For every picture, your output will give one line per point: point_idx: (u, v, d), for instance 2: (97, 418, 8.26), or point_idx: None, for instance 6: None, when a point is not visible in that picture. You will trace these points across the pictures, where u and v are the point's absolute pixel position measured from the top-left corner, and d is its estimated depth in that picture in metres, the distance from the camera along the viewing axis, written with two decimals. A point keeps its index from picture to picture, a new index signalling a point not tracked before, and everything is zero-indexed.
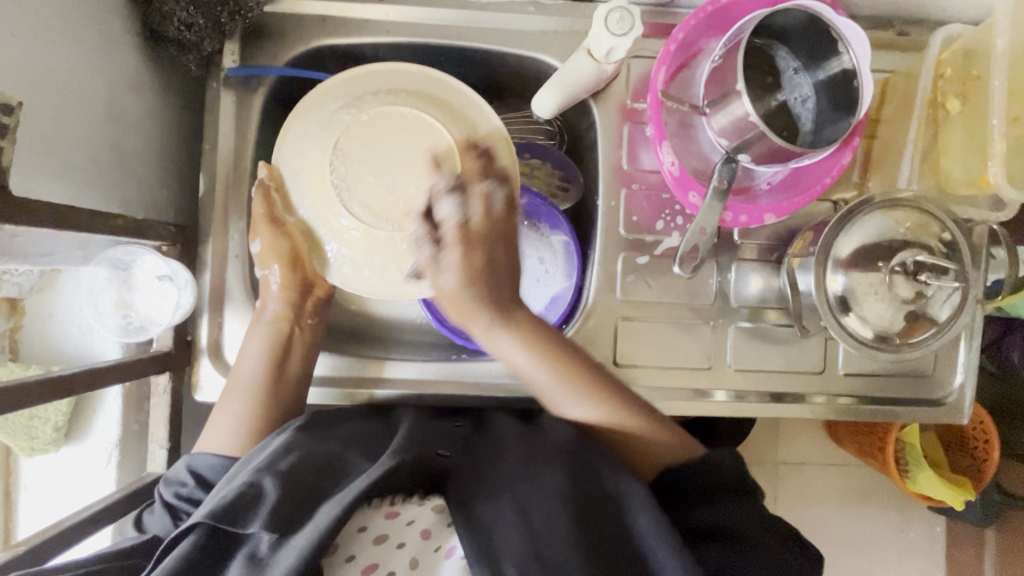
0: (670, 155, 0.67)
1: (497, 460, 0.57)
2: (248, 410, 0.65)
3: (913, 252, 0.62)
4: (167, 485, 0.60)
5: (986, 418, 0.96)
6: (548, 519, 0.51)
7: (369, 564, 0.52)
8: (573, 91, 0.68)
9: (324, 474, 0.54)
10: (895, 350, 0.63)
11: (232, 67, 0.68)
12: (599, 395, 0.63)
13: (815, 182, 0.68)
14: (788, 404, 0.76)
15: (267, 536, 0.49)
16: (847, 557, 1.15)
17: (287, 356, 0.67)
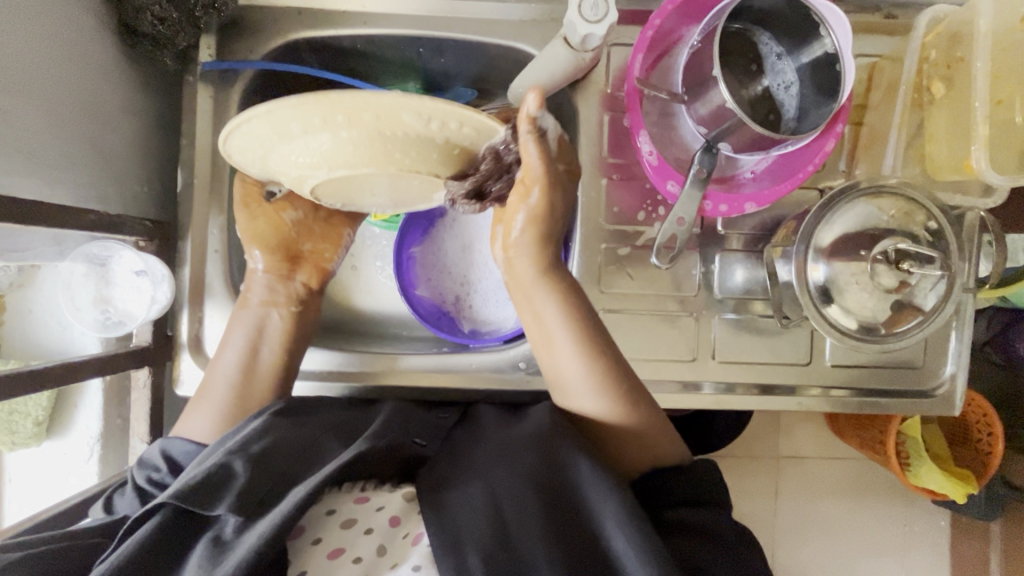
0: (648, 143, 0.66)
1: (472, 450, 0.60)
2: (235, 396, 0.64)
3: (896, 240, 0.60)
4: (139, 469, 0.59)
5: (992, 411, 0.95)
6: (515, 500, 0.52)
7: (334, 549, 0.51)
8: (549, 80, 0.66)
9: (297, 460, 0.55)
10: (880, 340, 0.62)
11: (207, 62, 0.68)
12: (609, 390, 0.60)
13: (798, 169, 0.66)
14: (775, 396, 0.75)
15: (233, 520, 0.49)
16: (846, 550, 1.14)
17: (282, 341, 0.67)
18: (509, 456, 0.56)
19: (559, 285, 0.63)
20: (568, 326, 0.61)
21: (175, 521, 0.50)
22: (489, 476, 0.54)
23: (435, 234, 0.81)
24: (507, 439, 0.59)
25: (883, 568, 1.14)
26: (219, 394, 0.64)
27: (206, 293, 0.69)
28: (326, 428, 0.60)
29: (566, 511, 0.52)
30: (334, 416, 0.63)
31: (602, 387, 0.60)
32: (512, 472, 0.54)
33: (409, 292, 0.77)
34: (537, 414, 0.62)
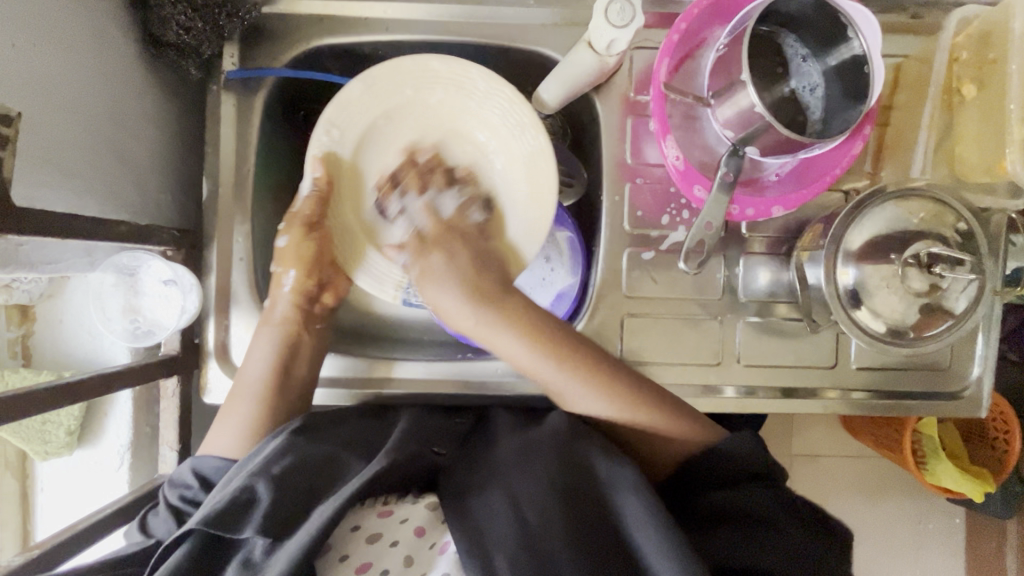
0: (674, 148, 0.65)
1: (486, 457, 0.59)
2: (261, 409, 0.65)
3: (927, 244, 0.60)
4: (171, 489, 0.60)
5: (1006, 408, 0.95)
6: (537, 509, 0.51)
7: (362, 564, 0.52)
8: (574, 84, 0.66)
9: (320, 475, 0.55)
10: (908, 344, 0.62)
11: (231, 70, 0.68)
12: (611, 396, 0.61)
13: (825, 172, 0.66)
14: (799, 399, 0.74)
15: (262, 541, 0.50)
16: (863, 550, 1.14)
17: (290, 358, 0.67)
18: (528, 464, 0.55)
19: (526, 323, 0.61)
20: (538, 355, 0.61)
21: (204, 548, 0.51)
22: (509, 486, 0.53)
23: None
24: (524, 445, 0.58)
25: (900, 567, 1.14)
26: (252, 389, 0.66)
27: (232, 302, 0.69)
28: (345, 443, 0.60)
29: (591, 514, 0.52)
30: (352, 428, 0.64)
31: (603, 390, 0.60)
32: (533, 479, 0.54)
33: None
34: (553, 421, 0.61)
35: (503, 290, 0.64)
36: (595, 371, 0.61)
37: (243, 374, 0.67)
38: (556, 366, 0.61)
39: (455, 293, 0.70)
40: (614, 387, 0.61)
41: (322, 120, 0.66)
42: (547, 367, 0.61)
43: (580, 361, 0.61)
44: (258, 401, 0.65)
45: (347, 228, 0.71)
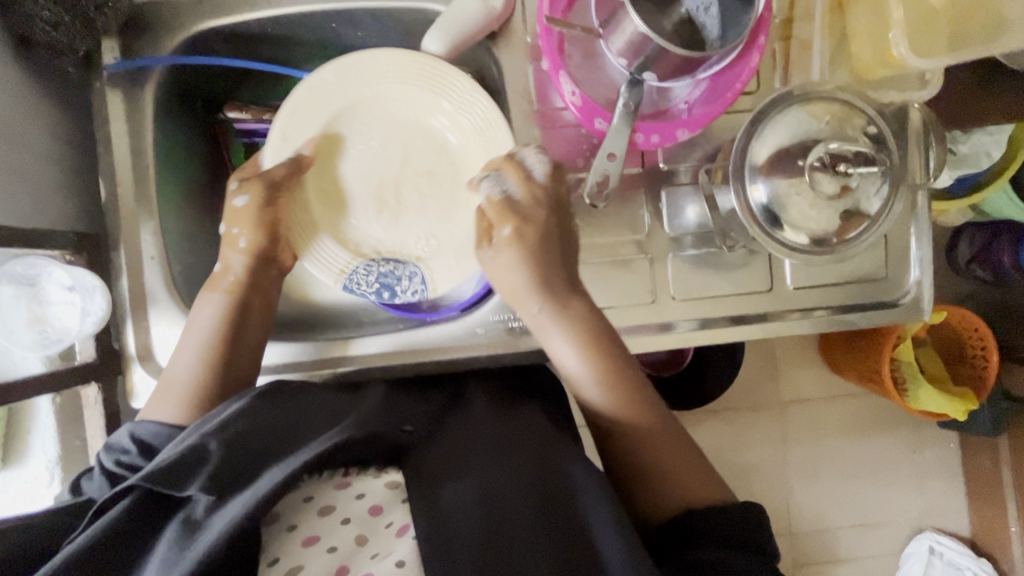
0: (570, 85, 0.65)
1: (458, 442, 0.59)
2: (202, 362, 0.64)
3: (827, 143, 0.58)
4: (108, 452, 0.59)
5: (981, 325, 1.02)
6: (507, 500, 0.52)
7: (310, 537, 0.50)
8: (459, 32, 0.65)
9: (278, 445, 0.53)
10: (829, 249, 0.61)
11: (112, 62, 0.67)
12: (624, 398, 0.63)
13: (726, 89, 0.65)
14: (742, 328, 0.73)
15: (204, 499, 0.48)
16: (863, 484, 1.18)
17: (239, 325, 0.66)
18: (505, 460, 0.57)
19: (582, 314, 0.64)
20: (588, 365, 0.63)
21: (139, 507, 0.49)
22: (482, 476, 0.54)
23: None
24: (500, 443, 0.59)
25: (902, 494, 1.19)
26: (187, 368, 0.64)
27: (149, 302, 0.68)
28: (311, 419, 0.59)
29: (557, 520, 0.52)
30: (321, 403, 0.62)
31: (615, 388, 0.63)
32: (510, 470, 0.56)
33: None
34: (532, 420, 0.65)
35: (571, 287, 0.66)
36: (632, 389, 0.63)
37: (189, 331, 0.66)
38: (602, 375, 0.63)
39: (397, 285, 0.70)
40: (622, 385, 0.63)
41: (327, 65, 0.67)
42: (567, 349, 0.64)
43: (620, 377, 0.63)
44: (197, 360, 0.64)
45: (306, 201, 0.71)
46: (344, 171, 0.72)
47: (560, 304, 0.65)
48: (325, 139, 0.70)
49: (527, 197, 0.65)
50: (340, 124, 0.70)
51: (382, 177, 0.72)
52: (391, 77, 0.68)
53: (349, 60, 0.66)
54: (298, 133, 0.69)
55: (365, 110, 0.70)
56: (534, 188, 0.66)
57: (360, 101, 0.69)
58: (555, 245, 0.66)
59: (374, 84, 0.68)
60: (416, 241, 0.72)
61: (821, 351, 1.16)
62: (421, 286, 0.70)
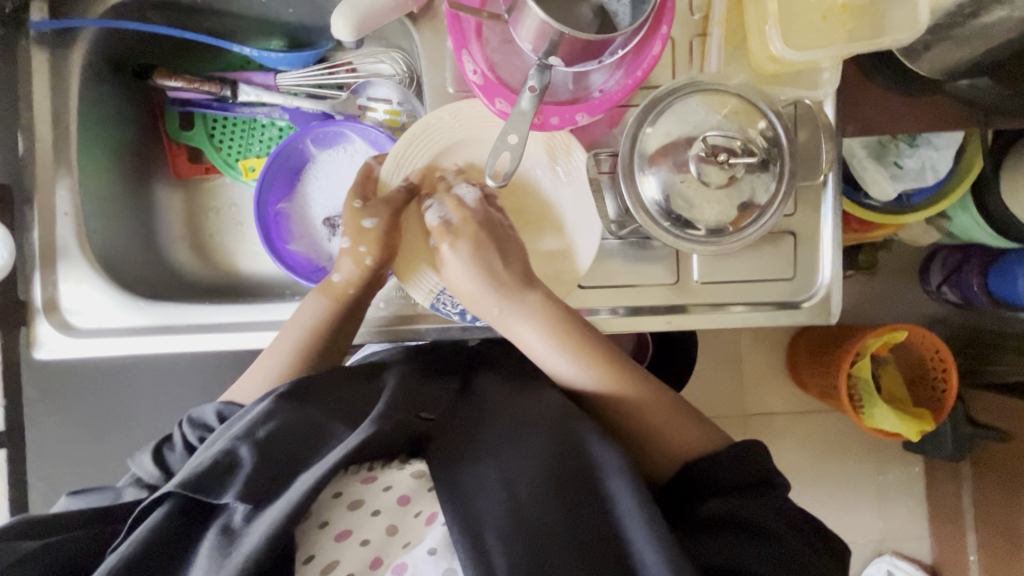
0: (472, 64, 0.64)
1: (483, 429, 0.59)
2: (293, 361, 0.68)
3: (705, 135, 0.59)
4: (191, 426, 0.64)
5: (944, 348, 1.01)
6: (532, 489, 0.52)
7: (343, 531, 0.52)
8: (366, 11, 0.63)
9: (303, 443, 0.57)
10: (717, 241, 0.61)
11: (38, 20, 0.68)
12: (615, 381, 0.64)
13: (629, 76, 0.64)
14: (651, 320, 0.72)
15: (241, 506, 0.51)
16: (815, 499, 1.21)
17: (336, 331, 0.69)
18: (520, 436, 0.57)
19: (544, 309, 0.66)
20: (554, 343, 0.65)
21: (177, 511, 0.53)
22: (502, 461, 0.55)
23: (301, 187, 0.82)
24: (517, 418, 0.60)
25: (860, 512, 1.22)
26: (281, 358, 0.68)
27: (60, 255, 0.69)
28: (335, 409, 0.61)
29: (581, 498, 0.53)
30: (345, 391, 0.64)
31: (608, 369, 0.64)
32: (526, 459, 0.55)
33: (276, 245, 0.78)
34: (544, 395, 0.63)
35: (528, 283, 0.67)
36: (603, 360, 0.65)
37: (287, 327, 0.69)
38: (570, 354, 0.65)
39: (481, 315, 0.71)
40: (628, 376, 0.64)
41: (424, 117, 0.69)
42: (557, 354, 0.65)
43: (586, 344, 0.65)
44: (294, 352, 0.69)
45: (410, 227, 0.70)
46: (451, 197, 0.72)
47: (545, 300, 0.66)
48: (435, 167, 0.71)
49: (459, 216, 0.68)
50: (436, 154, 0.70)
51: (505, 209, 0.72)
52: (476, 115, 0.69)
53: (450, 108, 0.68)
54: (411, 158, 0.70)
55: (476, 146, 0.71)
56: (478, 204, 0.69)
57: (450, 122, 0.69)
58: (502, 253, 0.67)
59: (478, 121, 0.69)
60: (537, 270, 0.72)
61: (790, 366, 1.20)
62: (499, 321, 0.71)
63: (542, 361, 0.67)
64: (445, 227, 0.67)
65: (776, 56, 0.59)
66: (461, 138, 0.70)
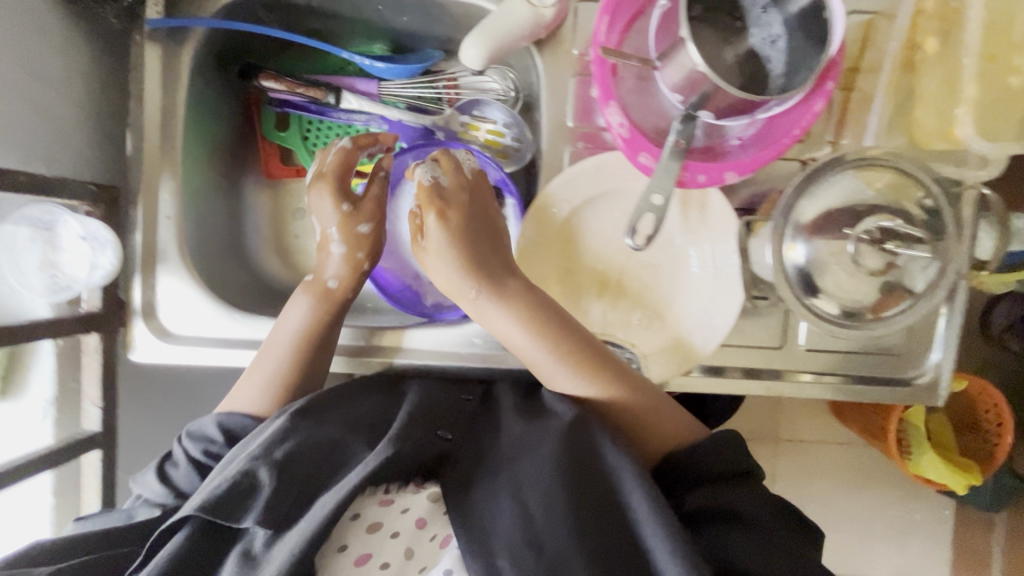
0: (618, 115, 0.59)
1: (499, 447, 0.60)
2: (286, 364, 0.67)
3: (879, 219, 0.56)
4: (192, 442, 0.63)
5: (1001, 401, 0.92)
6: (544, 502, 0.53)
7: (361, 555, 0.55)
8: (503, 40, 0.62)
9: (323, 460, 0.57)
10: (861, 326, 0.58)
11: (154, 17, 0.66)
12: (597, 373, 0.61)
13: (782, 134, 0.60)
14: (749, 383, 0.70)
15: (262, 532, 0.52)
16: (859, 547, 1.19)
17: (327, 329, 0.69)
18: (534, 445, 0.57)
19: (520, 298, 0.63)
20: (533, 336, 0.62)
21: (201, 532, 0.53)
22: (517, 474, 0.56)
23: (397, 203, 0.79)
24: (527, 427, 0.60)
25: None
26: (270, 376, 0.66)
27: (160, 259, 0.68)
28: (347, 421, 0.62)
29: (597, 510, 0.53)
30: (357, 407, 0.64)
31: (592, 373, 0.61)
32: (537, 466, 0.56)
33: None
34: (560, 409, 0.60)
35: (506, 270, 0.65)
36: (593, 368, 0.62)
37: (272, 341, 0.68)
38: (557, 360, 0.62)
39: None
40: (606, 375, 0.62)
41: (559, 176, 0.65)
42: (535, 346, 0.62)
43: (586, 353, 0.62)
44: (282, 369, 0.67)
45: (541, 274, 0.67)
46: (578, 253, 0.67)
47: (525, 291, 0.64)
48: (568, 223, 0.66)
49: (449, 185, 0.68)
50: (567, 211, 0.66)
51: (625, 268, 0.67)
52: (616, 169, 0.65)
53: (589, 159, 0.64)
54: (541, 213, 0.65)
55: (607, 202, 0.66)
56: (455, 180, 0.68)
57: (588, 174, 0.64)
58: (480, 242, 0.66)
59: (620, 177, 0.65)
60: (658, 330, 0.67)
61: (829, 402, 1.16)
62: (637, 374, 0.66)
63: (519, 351, 0.64)
64: (430, 191, 0.67)
65: (954, 138, 0.59)
66: (599, 191, 0.66)
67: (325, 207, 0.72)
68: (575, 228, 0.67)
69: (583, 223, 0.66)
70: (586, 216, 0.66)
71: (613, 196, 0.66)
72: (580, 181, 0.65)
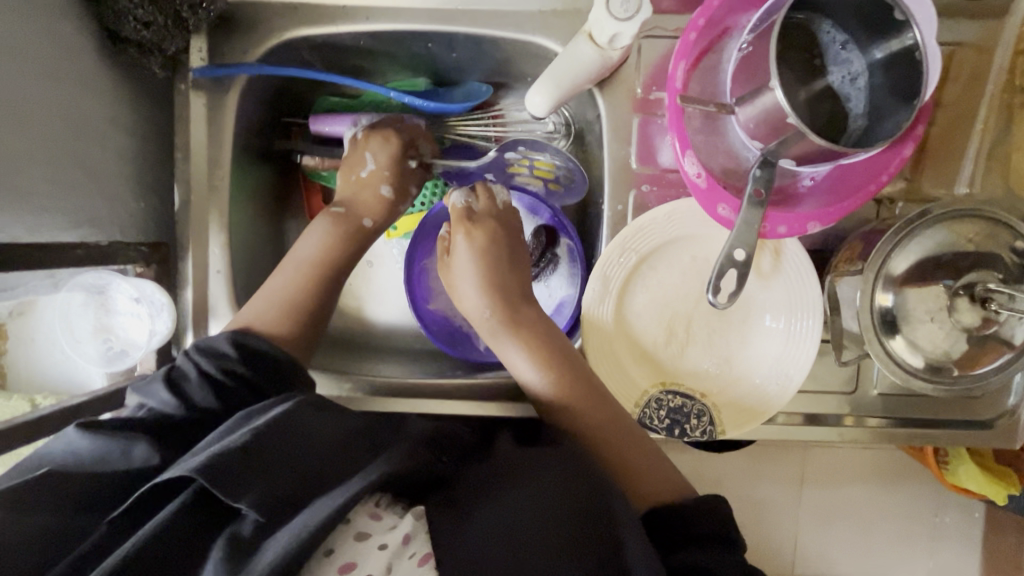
0: (694, 163, 0.57)
1: (489, 474, 0.55)
2: (273, 313, 0.63)
3: (984, 277, 0.54)
4: (201, 354, 0.56)
5: None
6: (543, 525, 0.48)
7: (346, 564, 0.45)
8: (569, 83, 0.58)
9: (328, 458, 0.48)
10: (952, 383, 0.55)
11: (198, 67, 0.63)
12: (572, 384, 0.61)
13: (867, 182, 0.57)
14: (819, 428, 0.68)
15: (253, 518, 0.44)
16: None
17: (321, 295, 0.66)
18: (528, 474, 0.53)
19: (502, 287, 0.67)
20: (521, 342, 0.64)
21: (187, 510, 0.44)
22: (507, 500, 0.51)
23: None
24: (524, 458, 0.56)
25: None
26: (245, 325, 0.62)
27: (211, 315, 0.66)
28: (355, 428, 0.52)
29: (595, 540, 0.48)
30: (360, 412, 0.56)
31: (562, 376, 0.61)
32: (536, 489, 0.51)
33: (421, 308, 0.74)
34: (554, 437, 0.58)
35: (523, 305, 0.67)
36: (567, 365, 0.62)
37: (276, 288, 0.65)
38: (522, 347, 0.64)
39: (686, 424, 0.64)
40: (583, 385, 0.61)
41: (629, 226, 0.62)
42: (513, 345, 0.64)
43: (563, 362, 0.62)
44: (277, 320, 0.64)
45: (606, 326, 0.64)
46: (646, 303, 0.64)
47: (534, 332, 0.64)
48: (637, 273, 0.64)
49: (481, 208, 0.70)
50: (635, 260, 0.63)
51: (692, 316, 0.65)
52: (688, 217, 0.62)
53: (661, 207, 0.62)
54: (610, 261, 0.62)
55: (676, 251, 0.63)
56: (488, 206, 0.70)
57: (659, 222, 0.62)
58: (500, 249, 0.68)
59: (692, 225, 0.62)
60: (718, 377, 0.65)
61: None
62: (711, 425, 0.64)
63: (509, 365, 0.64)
64: (463, 213, 0.69)
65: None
66: (669, 239, 0.63)
67: (373, 155, 0.71)
68: (644, 277, 0.64)
69: (652, 272, 0.64)
70: (654, 266, 0.64)
71: (683, 244, 0.63)
72: (651, 228, 0.62)
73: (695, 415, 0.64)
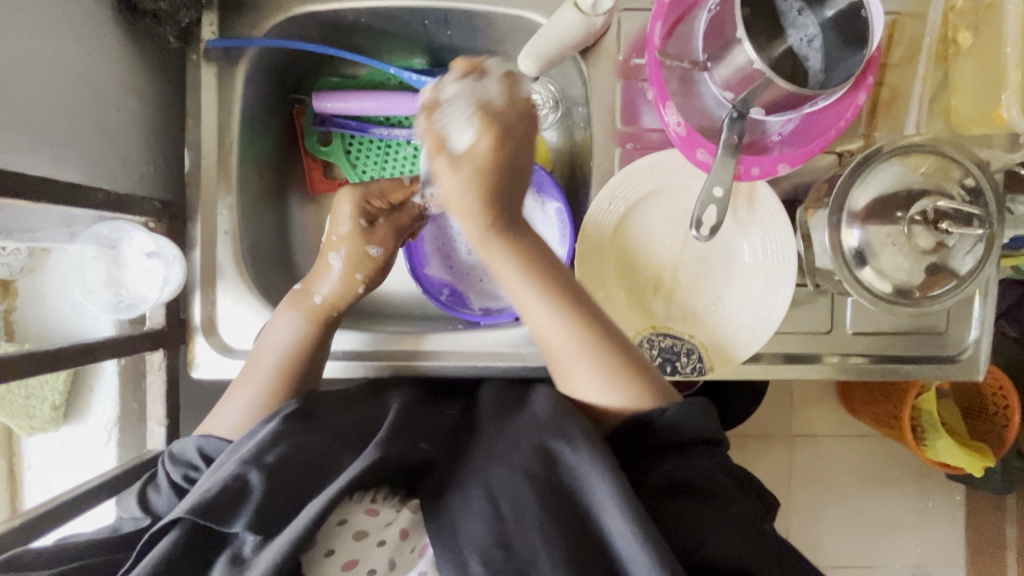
0: (675, 114, 0.63)
1: (475, 453, 0.56)
2: (272, 384, 0.64)
3: (933, 200, 0.59)
4: (172, 466, 0.59)
5: (1006, 382, 0.90)
6: (517, 502, 0.50)
7: (348, 560, 0.52)
8: (557, 45, 0.65)
9: (314, 470, 0.53)
10: (915, 304, 0.61)
11: (211, 38, 0.67)
12: (604, 358, 0.58)
13: (828, 126, 0.64)
14: (797, 367, 0.72)
15: (252, 538, 0.49)
16: None
17: (313, 350, 0.66)
18: (510, 452, 0.54)
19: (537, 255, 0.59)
20: (545, 292, 0.59)
21: (189, 543, 0.49)
22: (493, 480, 0.52)
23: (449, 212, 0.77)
24: (509, 435, 0.56)
25: None
26: (261, 368, 0.65)
27: (218, 275, 0.69)
28: (340, 431, 0.57)
29: (571, 516, 0.49)
30: (352, 412, 0.61)
31: (599, 357, 0.58)
32: (512, 470, 0.52)
33: (419, 272, 0.76)
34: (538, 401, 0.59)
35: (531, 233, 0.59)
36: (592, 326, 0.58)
37: (259, 346, 0.66)
38: (580, 342, 0.58)
39: (677, 361, 0.68)
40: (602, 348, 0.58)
41: (610, 185, 0.67)
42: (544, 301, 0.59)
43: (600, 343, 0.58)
44: (274, 367, 0.65)
45: (598, 263, 0.68)
46: (634, 245, 0.69)
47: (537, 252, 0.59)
48: (627, 219, 0.69)
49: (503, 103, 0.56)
50: (624, 205, 0.68)
51: (676, 260, 0.69)
52: (668, 166, 0.67)
53: (646, 156, 0.67)
54: (601, 203, 0.67)
55: (664, 201, 0.69)
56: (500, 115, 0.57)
57: (642, 170, 0.67)
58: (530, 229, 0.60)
59: (678, 173, 0.68)
60: (711, 312, 0.69)
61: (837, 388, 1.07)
62: (700, 362, 0.68)
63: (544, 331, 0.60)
64: (358, 252, 0.69)
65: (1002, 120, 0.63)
66: (657, 188, 0.68)
67: (340, 212, 0.69)
68: (633, 221, 0.69)
69: (639, 215, 0.69)
70: (642, 216, 0.69)
71: (665, 193, 0.69)
72: (638, 177, 0.67)
73: (686, 354, 0.68)
